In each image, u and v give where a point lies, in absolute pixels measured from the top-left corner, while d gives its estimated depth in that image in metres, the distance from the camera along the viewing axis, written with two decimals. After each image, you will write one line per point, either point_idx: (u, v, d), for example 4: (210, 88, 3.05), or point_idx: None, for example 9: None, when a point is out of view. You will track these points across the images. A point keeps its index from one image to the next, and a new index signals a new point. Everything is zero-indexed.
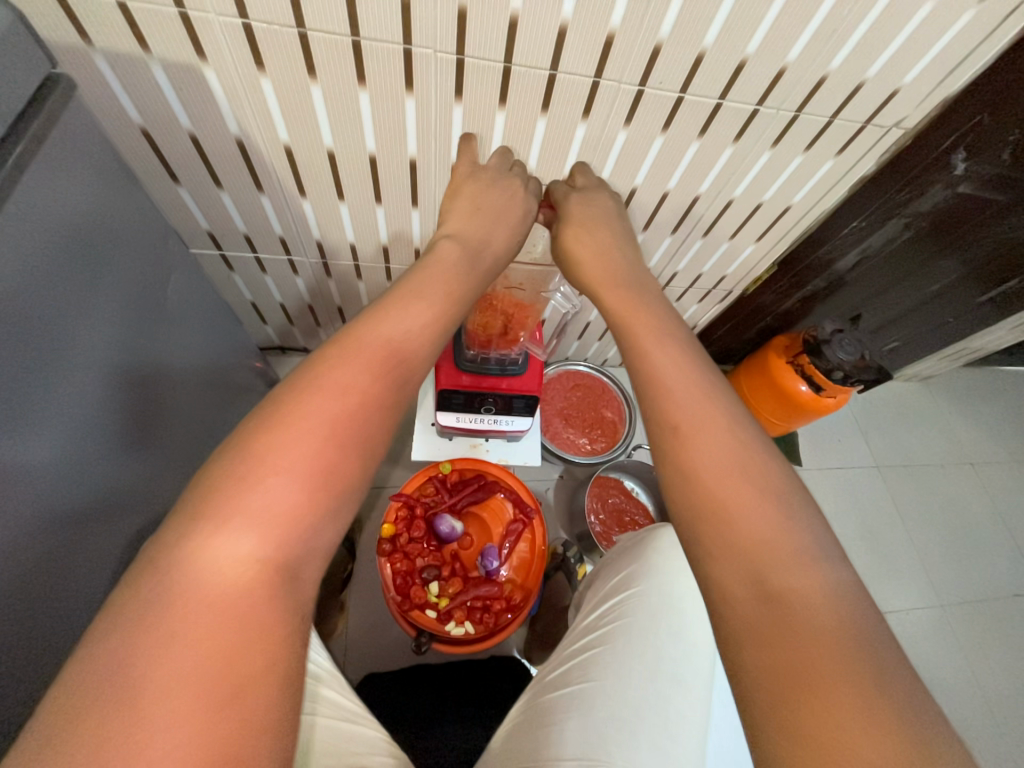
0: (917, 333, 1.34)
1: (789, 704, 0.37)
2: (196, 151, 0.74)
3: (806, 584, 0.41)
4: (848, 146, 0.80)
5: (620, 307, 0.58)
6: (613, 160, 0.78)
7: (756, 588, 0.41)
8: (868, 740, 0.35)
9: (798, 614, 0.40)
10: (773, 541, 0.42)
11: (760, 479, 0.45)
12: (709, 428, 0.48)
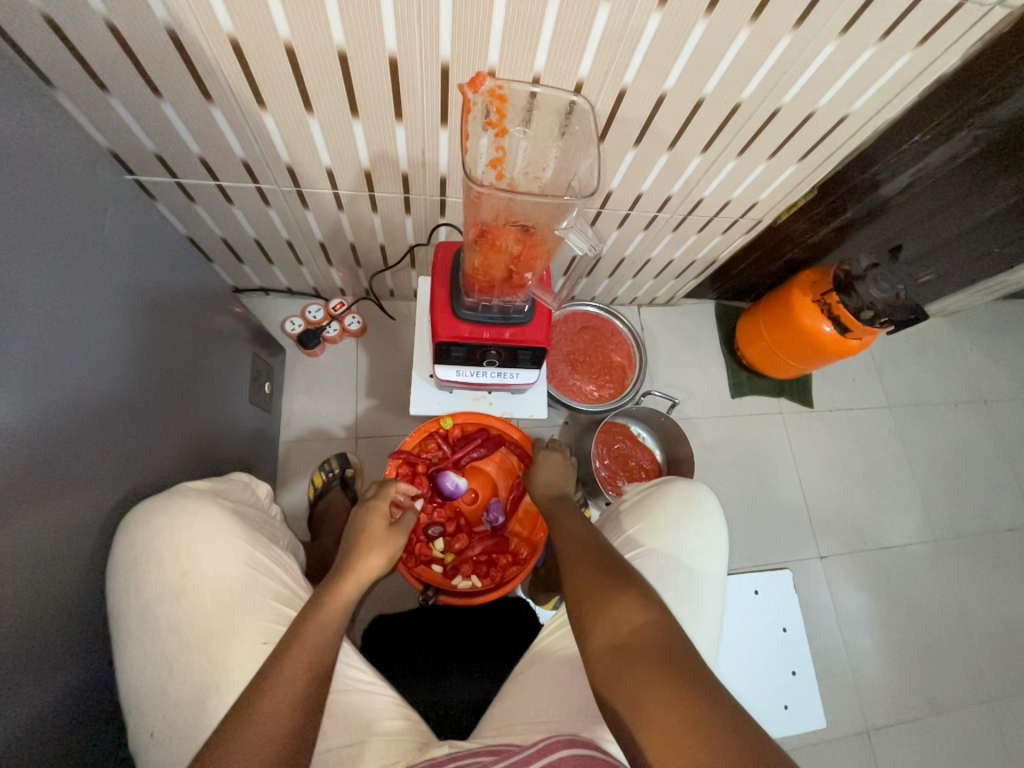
0: (955, 265, 1.23)
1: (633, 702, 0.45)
2: (119, 46, 0.59)
3: (632, 608, 0.52)
4: (932, 35, 0.64)
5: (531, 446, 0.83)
6: (641, 56, 0.63)
7: (613, 635, 0.51)
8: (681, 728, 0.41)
9: (633, 646, 0.49)
10: (618, 588, 0.54)
11: (605, 555, 0.60)
12: (578, 541, 0.64)
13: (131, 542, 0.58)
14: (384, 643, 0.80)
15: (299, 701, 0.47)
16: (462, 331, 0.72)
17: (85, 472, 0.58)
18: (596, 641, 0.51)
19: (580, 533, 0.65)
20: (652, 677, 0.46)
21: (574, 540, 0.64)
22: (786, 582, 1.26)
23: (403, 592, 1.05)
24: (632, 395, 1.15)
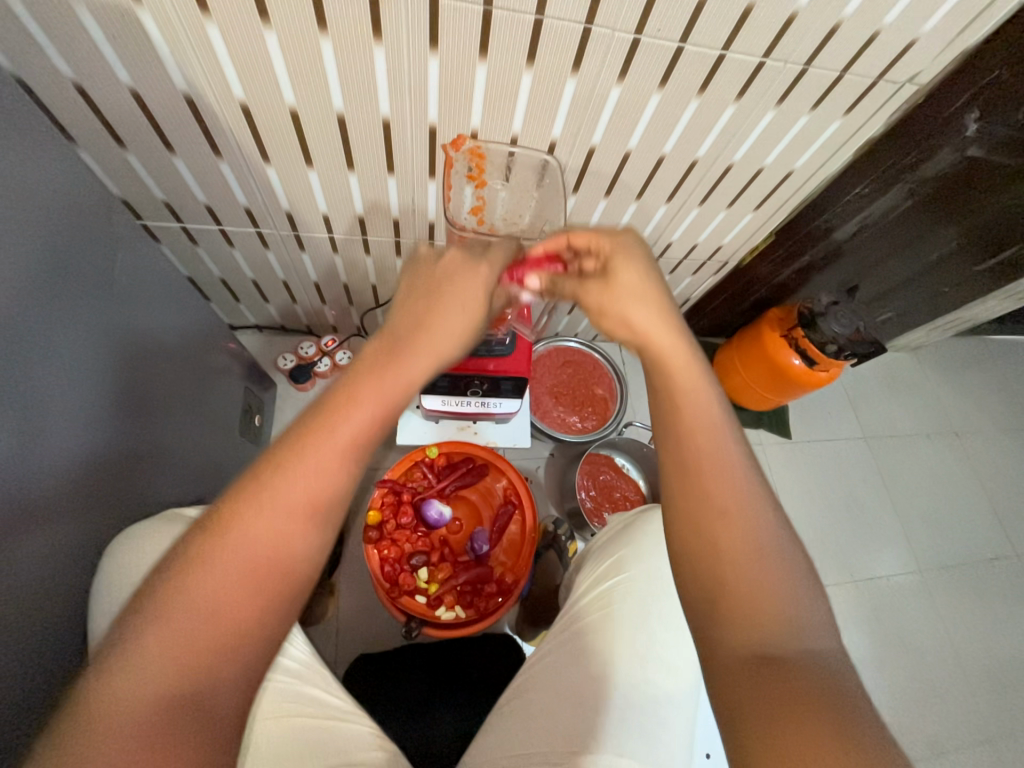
0: (912, 303, 1.32)
1: (783, 726, 0.38)
2: (140, 109, 0.66)
3: (795, 648, 0.42)
4: (857, 105, 0.74)
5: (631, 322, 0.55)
6: (606, 119, 0.72)
7: (756, 649, 0.42)
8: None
9: (795, 680, 0.40)
10: (787, 611, 0.44)
11: (776, 544, 0.47)
12: (742, 490, 0.48)
13: (116, 566, 0.59)
14: (366, 679, 0.78)
15: (257, 595, 0.40)
16: (447, 362, 0.77)
17: (76, 498, 0.59)
18: (733, 643, 0.44)
19: (741, 473, 0.49)
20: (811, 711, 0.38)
21: (740, 510, 0.47)
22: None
23: (387, 631, 1.02)
24: (615, 426, 1.18)
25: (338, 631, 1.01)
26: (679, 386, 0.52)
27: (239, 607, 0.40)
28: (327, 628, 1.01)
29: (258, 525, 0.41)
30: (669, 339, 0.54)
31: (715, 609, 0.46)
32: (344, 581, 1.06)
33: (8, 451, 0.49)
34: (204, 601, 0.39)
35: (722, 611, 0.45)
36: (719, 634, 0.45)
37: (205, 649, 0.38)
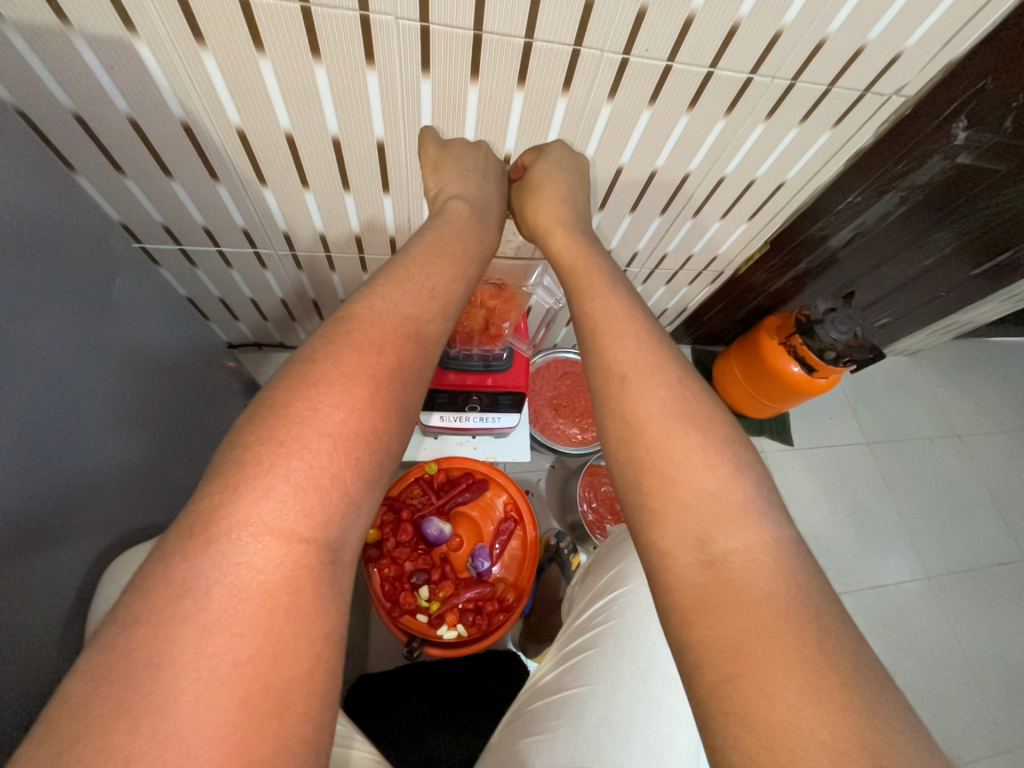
0: (909, 308, 1.32)
1: (736, 680, 0.34)
2: (137, 136, 0.67)
3: (757, 579, 0.36)
4: (845, 117, 0.75)
5: (569, 259, 0.55)
6: (598, 135, 0.72)
7: (697, 553, 0.38)
8: (816, 718, 0.31)
9: (743, 589, 0.36)
10: (729, 511, 0.39)
11: (709, 435, 0.42)
12: (663, 382, 0.45)
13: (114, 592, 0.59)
14: (364, 698, 0.76)
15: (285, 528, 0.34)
16: (445, 379, 0.76)
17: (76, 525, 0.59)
18: (677, 581, 0.38)
19: (653, 353, 0.46)
20: (773, 651, 0.34)
21: (680, 438, 0.42)
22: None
23: (389, 650, 1.01)
24: None
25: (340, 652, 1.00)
26: (581, 277, 0.52)
27: (296, 593, 0.34)
28: None
29: (273, 491, 0.35)
30: (574, 242, 0.56)
31: (656, 517, 0.40)
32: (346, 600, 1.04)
33: (6, 480, 0.49)
34: (244, 605, 0.32)
35: (661, 519, 0.40)
36: (667, 549, 0.39)
37: (271, 659, 0.31)
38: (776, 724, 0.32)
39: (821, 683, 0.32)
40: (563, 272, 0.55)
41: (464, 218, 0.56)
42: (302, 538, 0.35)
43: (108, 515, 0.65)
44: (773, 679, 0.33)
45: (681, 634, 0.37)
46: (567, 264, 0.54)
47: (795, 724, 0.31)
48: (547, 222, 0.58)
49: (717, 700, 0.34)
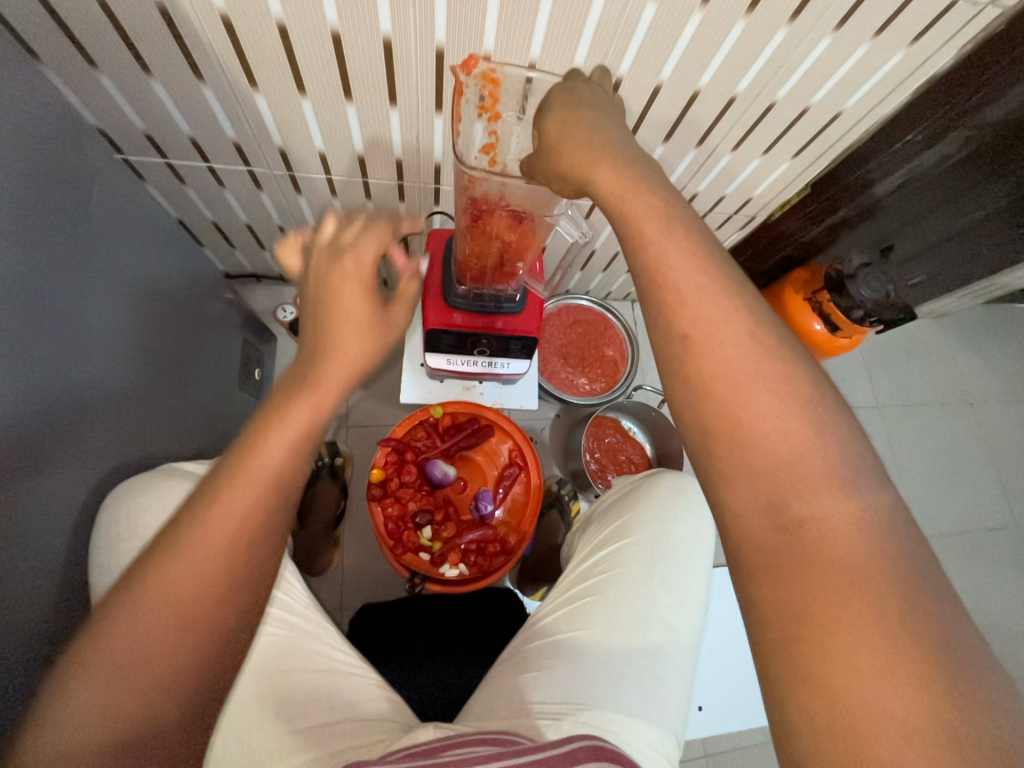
0: (945, 267, 1.24)
1: (801, 643, 0.33)
2: (110, 22, 0.58)
3: (853, 550, 0.34)
4: (926, 32, 0.65)
5: (613, 188, 0.44)
6: (637, 44, 0.63)
7: (771, 515, 0.36)
8: (887, 688, 0.31)
9: (828, 566, 0.34)
10: (813, 477, 0.36)
11: (798, 419, 0.38)
12: (771, 375, 0.39)
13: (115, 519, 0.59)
14: (371, 627, 0.79)
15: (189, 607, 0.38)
16: (453, 320, 0.72)
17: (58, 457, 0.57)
18: (756, 541, 0.37)
19: (744, 332, 0.40)
20: (856, 625, 0.32)
21: (764, 401, 0.38)
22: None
23: (391, 582, 1.05)
24: (624, 390, 1.15)
25: (344, 581, 1.04)
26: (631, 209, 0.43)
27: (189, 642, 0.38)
28: (333, 578, 1.04)
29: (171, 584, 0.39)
30: (621, 173, 0.44)
31: (726, 477, 0.39)
32: (349, 535, 1.07)
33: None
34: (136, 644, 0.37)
35: (732, 479, 0.38)
36: (741, 513, 0.38)
37: None
38: (840, 687, 0.32)
39: (900, 661, 0.31)
40: (603, 209, 0.46)
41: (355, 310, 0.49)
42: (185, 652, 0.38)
43: (102, 445, 0.64)
44: (847, 649, 0.32)
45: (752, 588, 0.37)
46: (612, 195, 0.44)
47: (869, 692, 0.31)
48: (570, 156, 0.47)
49: (785, 660, 0.34)
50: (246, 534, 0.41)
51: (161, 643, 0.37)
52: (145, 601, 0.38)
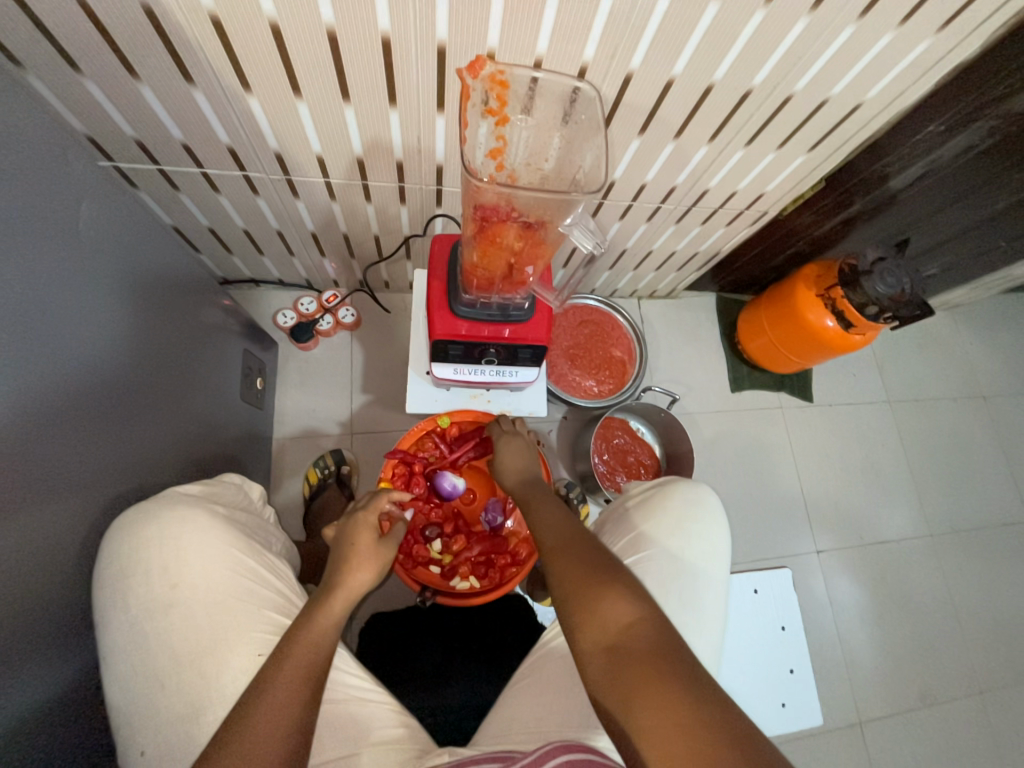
0: (961, 259, 1.21)
1: (620, 692, 0.42)
2: (92, 23, 0.55)
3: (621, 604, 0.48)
4: (956, 18, 0.61)
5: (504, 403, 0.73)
6: (649, 36, 0.60)
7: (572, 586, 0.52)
8: (666, 717, 0.39)
9: (625, 648, 0.45)
10: (596, 560, 0.53)
11: (605, 562, 0.53)
12: (560, 514, 0.61)
13: (117, 554, 0.54)
14: (381, 644, 0.78)
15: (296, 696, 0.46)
16: (459, 330, 0.69)
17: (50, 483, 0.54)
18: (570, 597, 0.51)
19: (571, 520, 0.60)
20: (648, 674, 0.42)
21: (556, 515, 0.61)
22: (783, 578, 1.25)
23: (400, 591, 1.04)
24: (633, 391, 1.13)
25: None
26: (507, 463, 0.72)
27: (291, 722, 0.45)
28: None
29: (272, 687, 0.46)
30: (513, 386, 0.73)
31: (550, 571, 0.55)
32: None
33: None
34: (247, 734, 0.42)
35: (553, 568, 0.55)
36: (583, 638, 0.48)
37: None
38: (639, 725, 0.40)
39: (680, 704, 0.39)
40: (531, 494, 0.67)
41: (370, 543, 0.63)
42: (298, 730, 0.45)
43: (101, 466, 0.62)
44: (642, 709, 0.40)
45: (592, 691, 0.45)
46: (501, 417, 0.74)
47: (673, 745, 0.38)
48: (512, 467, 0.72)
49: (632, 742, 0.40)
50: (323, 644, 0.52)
51: (272, 721, 0.44)
52: (261, 696, 0.45)
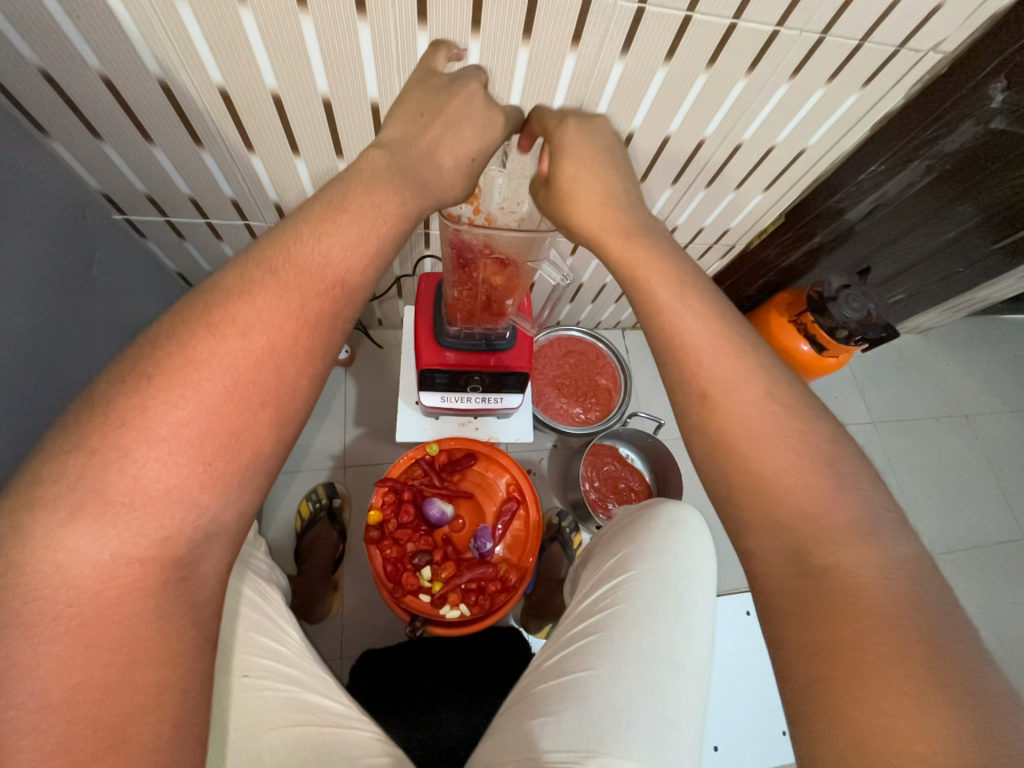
0: (924, 284, 1.27)
1: (830, 672, 0.34)
2: (114, 98, 0.62)
3: (848, 540, 0.37)
4: (876, 77, 0.70)
5: (584, 209, 0.50)
6: (608, 98, 0.68)
7: (730, 474, 0.41)
8: (913, 722, 0.31)
9: (836, 595, 0.36)
10: (761, 431, 0.40)
11: (805, 450, 0.40)
12: (697, 312, 0.45)
13: None
14: (370, 681, 0.76)
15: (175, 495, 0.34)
16: (446, 358, 0.74)
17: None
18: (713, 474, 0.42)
19: (705, 321, 0.45)
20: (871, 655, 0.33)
21: (687, 313, 0.45)
22: None
23: (392, 626, 1.03)
24: (620, 417, 1.16)
25: (343, 626, 1.02)
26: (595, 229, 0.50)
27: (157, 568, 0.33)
28: (332, 624, 1.01)
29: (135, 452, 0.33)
30: (605, 195, 0.50)
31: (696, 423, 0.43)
32: (348, 577, 1.06)
33: None
34: (77, 620, 0.31)
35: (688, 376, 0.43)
36: (748, 542, 0.40)
37: (132, 678, 0.31)
38: (868, 720, 0.32)
39: (907, 677, 0.32)
40: (616, 276, 0.49)
41: (380, 173, 0.45)
42: (170, 543, 0.33)
43: None
44: (867, 685, 0.33)
45: (757, 605, 0.39)
46: (574, 210, 0.51)
47: (886, 725, 0.32)
48: (585, 206, 0.50)
49: (806, 695, 0.35)
50: (239, 414, 0.36)
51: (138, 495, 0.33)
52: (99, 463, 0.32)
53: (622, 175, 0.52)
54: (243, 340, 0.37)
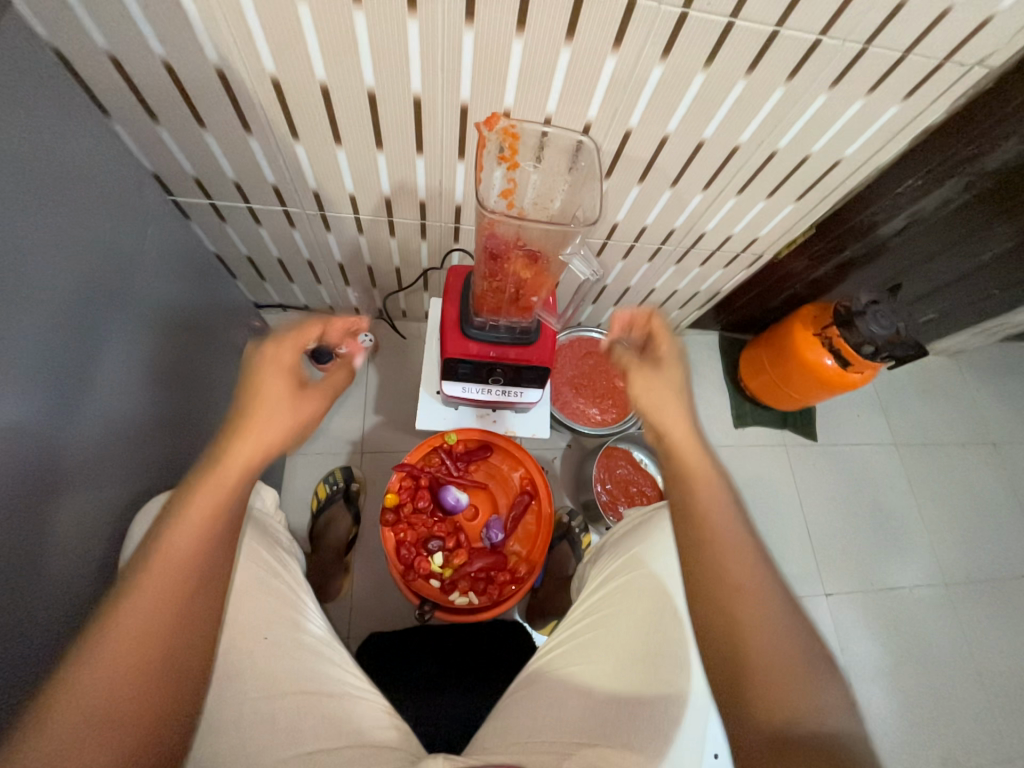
0: (957, 304, 1.24)
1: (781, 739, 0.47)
2: (173, 82, 0.65)
3: (811, 708, 0.49)
4: (917, 90, 0.69)
5: (652, 424, 0.62)
6: (644, 103, 0.69)
7: (726, 642, 0.52)
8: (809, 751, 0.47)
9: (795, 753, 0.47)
10: (749, 594, 0.53)
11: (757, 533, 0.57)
12: (727, 522, 0.56)
13: None
14: (377, 656, 0.79)
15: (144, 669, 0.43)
16: (469, 348, 0.75)
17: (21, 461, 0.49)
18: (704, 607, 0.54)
19: (731, 526, 0.56)
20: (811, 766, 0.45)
21: (723, 519, 0.56)
22: None
23: (399, 612, 1.04)
24: (636, 421, 1.16)
25: (351, 608, 1.04)
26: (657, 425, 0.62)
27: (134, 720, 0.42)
28: (341, 604, 1.04)
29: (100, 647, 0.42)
30: (678, 435, 0.61)
31: (705, 614, 0.54)
32: (359, 560, 1.08)
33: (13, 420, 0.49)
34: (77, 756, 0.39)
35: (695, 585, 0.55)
36: (725, 692, 0.52)
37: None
38: None
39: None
40: (670, 480, 0.61)
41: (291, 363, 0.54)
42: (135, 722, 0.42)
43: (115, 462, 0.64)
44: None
45: (728, 725, 0.51)
46: (646, 412, 0.62)
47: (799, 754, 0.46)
48: (655, 406, 0.62)
49: (737, 708, 0.50)
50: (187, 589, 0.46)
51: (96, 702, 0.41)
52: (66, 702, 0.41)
53: (683, 391, 0.63)
54: (191, 530, 0.47)
